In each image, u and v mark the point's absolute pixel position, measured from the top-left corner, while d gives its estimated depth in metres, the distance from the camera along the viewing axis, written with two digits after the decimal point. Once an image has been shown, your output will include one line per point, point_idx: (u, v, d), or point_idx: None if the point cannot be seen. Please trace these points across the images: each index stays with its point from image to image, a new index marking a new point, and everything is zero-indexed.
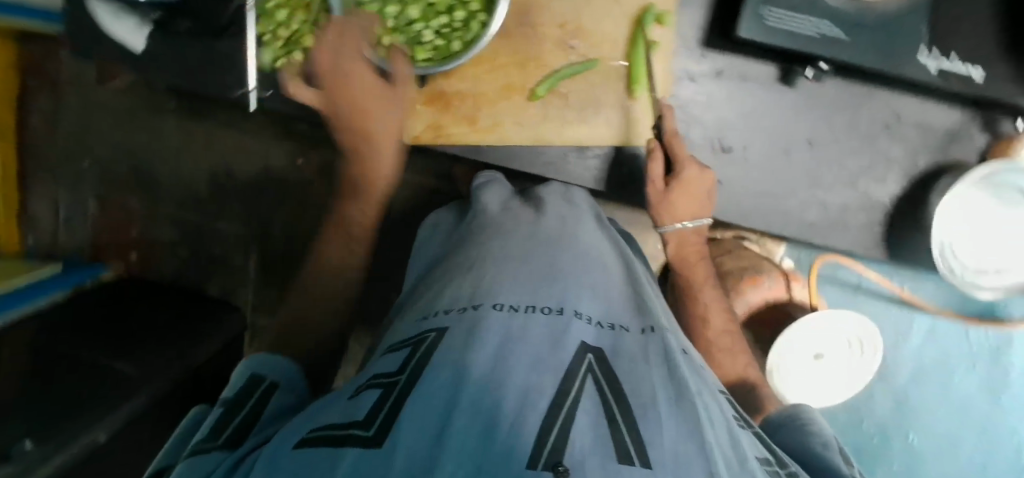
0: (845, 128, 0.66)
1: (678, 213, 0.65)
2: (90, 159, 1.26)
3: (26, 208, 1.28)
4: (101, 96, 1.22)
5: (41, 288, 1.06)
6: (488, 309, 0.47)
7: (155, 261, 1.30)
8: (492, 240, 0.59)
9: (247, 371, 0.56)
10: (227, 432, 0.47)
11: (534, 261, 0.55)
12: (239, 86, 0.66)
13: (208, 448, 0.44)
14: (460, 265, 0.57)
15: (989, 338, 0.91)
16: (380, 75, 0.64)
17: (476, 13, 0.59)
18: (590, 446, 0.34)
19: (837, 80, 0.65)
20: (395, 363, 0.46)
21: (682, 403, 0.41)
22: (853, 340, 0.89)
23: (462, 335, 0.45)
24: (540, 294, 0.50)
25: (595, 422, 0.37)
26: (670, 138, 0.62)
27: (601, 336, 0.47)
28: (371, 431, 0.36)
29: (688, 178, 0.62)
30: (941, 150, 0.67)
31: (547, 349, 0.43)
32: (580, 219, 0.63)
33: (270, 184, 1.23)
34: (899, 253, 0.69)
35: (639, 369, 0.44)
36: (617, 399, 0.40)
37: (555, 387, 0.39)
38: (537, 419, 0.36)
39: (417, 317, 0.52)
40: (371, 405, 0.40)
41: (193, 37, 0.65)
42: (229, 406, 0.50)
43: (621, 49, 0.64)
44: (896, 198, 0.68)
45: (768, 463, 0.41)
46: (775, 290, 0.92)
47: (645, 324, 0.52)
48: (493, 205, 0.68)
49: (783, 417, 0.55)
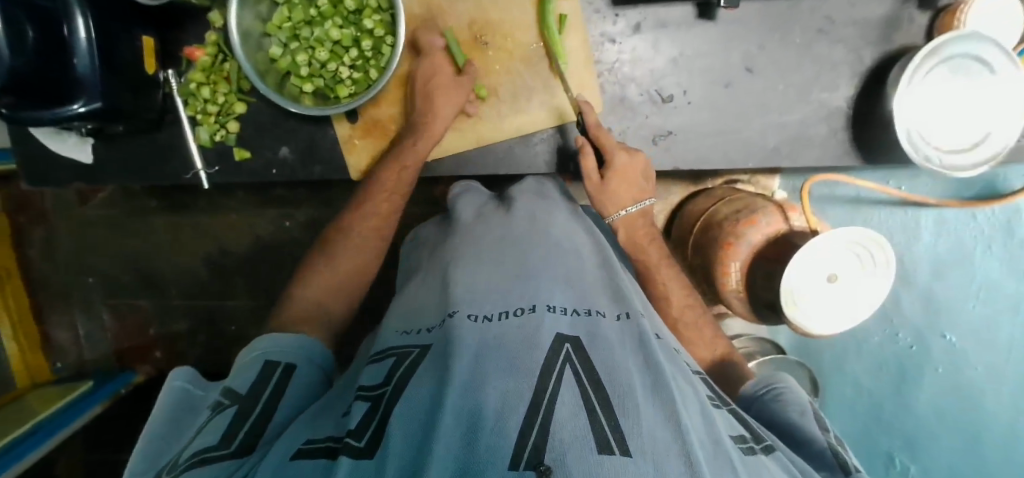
0: (780, 45, 0.65)
1: (621, 199, 0.63)
2: (94, 274, 1.30)
3: (47, 337, 1.32)
4: (90, 213, 1.27)
5: (78, 408, 1.06)
6: (462, 319, 0.45)
7: (177, 354, 1.32)
8: (461, 247, 0.59)
9: (259, 356, 0.52)
10: (239, 434, 0.42)
11: (502, 264, 0.54)
12: (188, 169, 0.70)
13: (216, 455, 0.39)
14: (437, 272, 0.58)
15: (998, 214, 0.85)
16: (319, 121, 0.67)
17: (383, 37, 0.60)
18: (570, 439, 0.33)
19: (756, 1, 0.63)
20: (378, 375, 0.46)
21: (659, 391, 0.39)
22: (864, 257, 0.84)
23: (440, 356, 0.43)
24: (512, 296, 0.48)
25: (575, 413, 0.35)
26: (595, 130, 0.63)
27: (577, 326, 0.45)
28: (363, 441, 0.37)
29: (622, 165, 0.63)
30: (885, 39, 0.64)
31: (521, 351, 0.41)
32: (551, 213, 0.62)
33: (266, 252, 1.25)
34: (872, 153, 0.67)
35: (617, 355, 0.42)
36: (594, 389, 0.38)
37: (533, 388, 0.37)
38: (518, 420, 0.34)
39: (399, 331, 0.52)
40: (362, 415, 0.40)
41: (136, 136, 0.68)
42: (240, 403, 0.45)
43: (534, 31, 0.64)
44: (853, 100, 0.66)
45: (743, 440, 0.40)
46: (774, 224, 0.89)
47: (621, 311, 0.50)
48: (465, 213, 0.67)
49: (753, 386, 0.54)
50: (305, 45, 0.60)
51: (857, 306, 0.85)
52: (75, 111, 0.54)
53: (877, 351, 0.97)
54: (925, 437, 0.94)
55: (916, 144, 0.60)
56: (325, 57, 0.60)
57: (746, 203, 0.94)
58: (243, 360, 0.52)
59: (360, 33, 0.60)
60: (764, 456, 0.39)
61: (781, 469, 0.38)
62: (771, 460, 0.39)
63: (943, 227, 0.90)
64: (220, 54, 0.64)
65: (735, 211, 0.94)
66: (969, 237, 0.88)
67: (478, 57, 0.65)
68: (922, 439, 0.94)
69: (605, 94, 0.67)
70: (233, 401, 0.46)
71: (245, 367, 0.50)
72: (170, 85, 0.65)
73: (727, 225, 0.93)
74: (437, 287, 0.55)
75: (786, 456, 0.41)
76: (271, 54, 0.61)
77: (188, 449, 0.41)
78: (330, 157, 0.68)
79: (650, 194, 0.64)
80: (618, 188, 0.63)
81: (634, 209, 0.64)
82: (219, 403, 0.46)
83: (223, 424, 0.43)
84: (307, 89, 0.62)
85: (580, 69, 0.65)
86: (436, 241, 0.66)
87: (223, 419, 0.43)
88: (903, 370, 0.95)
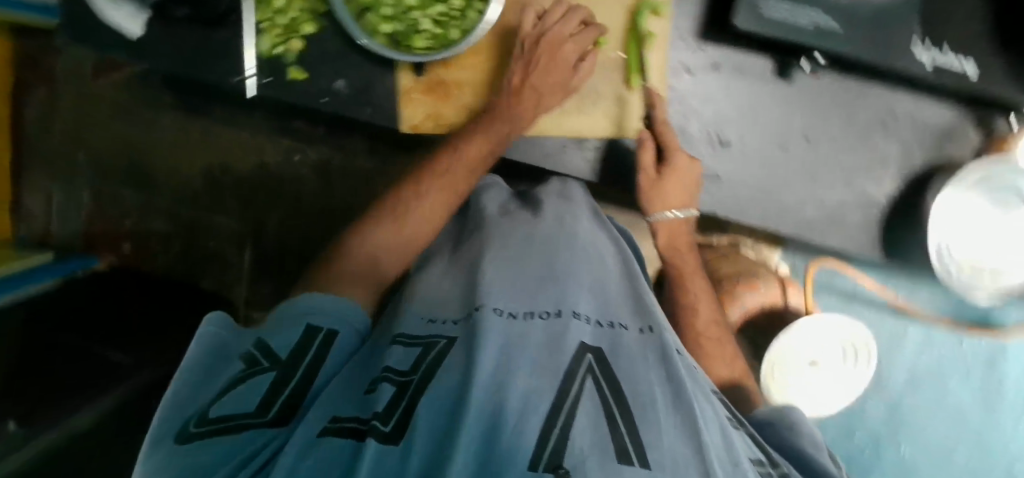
0: (841, 125, 0.67)
1: (669, 201, 0.66)
2: (85, 152, 1.25)
3: (19, 200, 1.26)
4: (99, 90, 1.21)
5: (28, 278, 1.03)
6: (488, 313, 0.45)
7: (147, 254, 1.27)
8: (489, 242, 0.58)
9: (301, 316, 0.51)
10: (277, 401, 0.43)
11: (532, 264, 0.53)
12: (237, 74, 0.67)
13: (253, 423, 0.41)
14: (467, 259, 0.58)
15: (982, 348, 0.91)
16: (383, 65, 0.65)
17: (473, 2, 0.60)
18: (590, 445, 0.34)
19: (830, 75, 0.65)
20: (406, 360, 0.44)
21: (680, 404, 0.40)
22: (849, 348, 0.86)
23: (466, 344, 0.43)
24: (539, 300, 0.49)
25: (595, 422, 0.36)
26: (661, 127, 0.64)
27: (600, 336, 0.46)
28: (389, 426, 0.36)
29: (677, 167, 0.63)
30: (937, 148, 0.67)
31: (544, 353, 0.42)
32: (578, 217, 0.62)
33: (267, 180, 1.22)
34: (895, 251, 0.69)
35: (639, 367, 0.43)
36: (616, 401, 0.39)
37: (555, 390, 0.38)
38: (539, 420, 0.35)
39: (422, 317, 0.51)
40: (389, 397, 0.39)
41: (194, 26, 0.66)
42: (281, 368, 0.46)
43: (620, 42, 0.65)
44: (893, 196, 0.68)
45: (761, 464, 0.42)
46: (771, 295, 0.91)
47: (643, 324, 0.50)
48: (490, 206, 0.67)
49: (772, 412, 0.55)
50: None
51: (833, 398, 0.87)
52: None
53: (833, 443, 0.97)
54: None
55: (941, 254, 0.64)
56: (412, 3, 0.60)
57: (745, 269, 0.93)
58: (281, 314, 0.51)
59: None
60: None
61: None
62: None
63: (927, 340, 0.94)
64: None
65: (737, 272, 0.92)
66: (949, 355, 0.93)
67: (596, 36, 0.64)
68: None
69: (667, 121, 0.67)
70: (273, 363, 0.46)
71: (289, 325, 0.50)
72: None
73: (726, 283, 0.91)
74: (462, 278, 0.55)
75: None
76: None
77: (220, 406, 0.42)
78: (382, 103, 0.66)
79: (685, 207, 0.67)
80: (669, 190, 0.64)
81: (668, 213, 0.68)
82: (255, 361, 0.46)
83: (261, 390, 0.43)
84: (384, 29, 0.61)
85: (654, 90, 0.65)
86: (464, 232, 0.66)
87: (264, 384, 0.44)
88: (852, 467, 0.97)
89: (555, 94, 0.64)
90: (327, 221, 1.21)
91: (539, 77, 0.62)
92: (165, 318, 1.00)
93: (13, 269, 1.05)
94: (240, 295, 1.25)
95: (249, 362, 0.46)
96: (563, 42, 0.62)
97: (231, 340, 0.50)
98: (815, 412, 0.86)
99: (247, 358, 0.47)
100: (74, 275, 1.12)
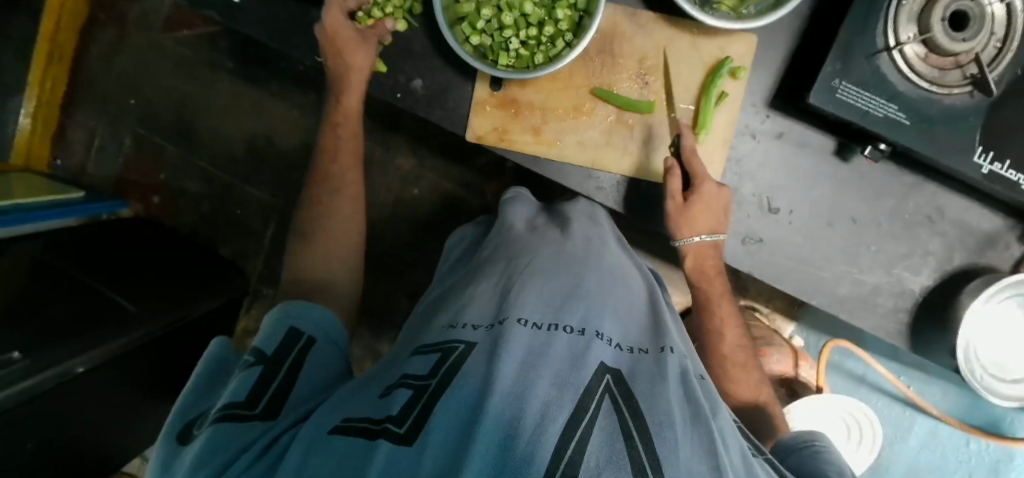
0: (889, 213, 0.68)
1: (696, 226, 0.64)
2: (137, 98, 1.27)
3: (63, 132, 1.28)
4: (163, 42, 1.24)
5: (55, 212, 1.04)
6: (513, 324, 0.45)
7: (174, 209, 1.28)
8: (523, 256, 0.59)
9: (283, 324, 0.57)
10: (262, 398, 0.47)
11: (560, 281, 0.54)
12: (318, 54, 0.70)
13: (243, 411, 0.45)
14: (494, 273, 0.58)
15: (989, 451, 0.91)
16: (461, 73, 0.67)
17: (564, 32, 0.62)
18: (603, 460, 0.33)
19: (890, 165, 0.67)
20: (425, 366, 0.44)
21: (696, 425, 0.39)
22: (850, 422, 0.89)
23: (488, 352, 0.43)
24: (565, 315, 0.49)
25: (609, 439, 0.35)
26: (689, 155, 0.63)
27: (621, 360, 0.45)
28: (404, 428, 0.36)
29: (705, 194, 0.63)
30: (977, 251, 0.68)
31: (566, 367, 0.41)
32: (603, 239, 0.65)
33: (308, 161, 1.23)
34: (920, 344, 0.70)
35: (659, 387, 0.42)
36: (633, 418, 0.37)
37: (574, 404, 0.37)
38: (557, 430, 0.34)
39: (445, 326, 0.51)
40: (404, 402, 0.39)
41: (291, 2, 0.69)
42: (266, 364, 0.51)
43: (692, 94, 0.66)
44: (927, 290, 0.69)
45: None
46: (784, 364, 0.93)
47: (662, 345, 0.49)
48: (517, 223, 0.70)
49: (797, 442, 0.53)
50: (494, 3, 0.62)
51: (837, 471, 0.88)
52: None
53: None
54: None
55: (972, 357, 0.64)
56: (507, 22, 0.62)
57: (766, 333, 0.94)
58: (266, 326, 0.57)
59: (546, 17, 0.62)
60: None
61: None
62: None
63: (932, 436, 0.93)
64: None
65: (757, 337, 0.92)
66: (953, 458, 0.92)
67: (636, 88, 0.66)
68: None
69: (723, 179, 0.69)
70: (258, 360, 0.51)
71: (273, 331, 0.55)
72: None
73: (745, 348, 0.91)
74: (491, 290, 0.55)
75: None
76: None
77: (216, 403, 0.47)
78: (453, 110, 0.69)
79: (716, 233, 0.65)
80: (694, 215, 0.62)
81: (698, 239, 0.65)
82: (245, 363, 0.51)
83: (250, 383, 0.48)
84: (473, 41, 0.63)
85: (716, 147, 0.67)
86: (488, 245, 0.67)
87: (251, 376, 0.49)
88: None
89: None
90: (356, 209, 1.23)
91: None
92: (180, 274, 0.99)
93: (43, 199, 1.06)
94: (256, 265, 1.26)
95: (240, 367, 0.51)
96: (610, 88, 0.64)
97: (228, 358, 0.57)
98: None
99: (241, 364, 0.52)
100: (96, 217, 1.14)
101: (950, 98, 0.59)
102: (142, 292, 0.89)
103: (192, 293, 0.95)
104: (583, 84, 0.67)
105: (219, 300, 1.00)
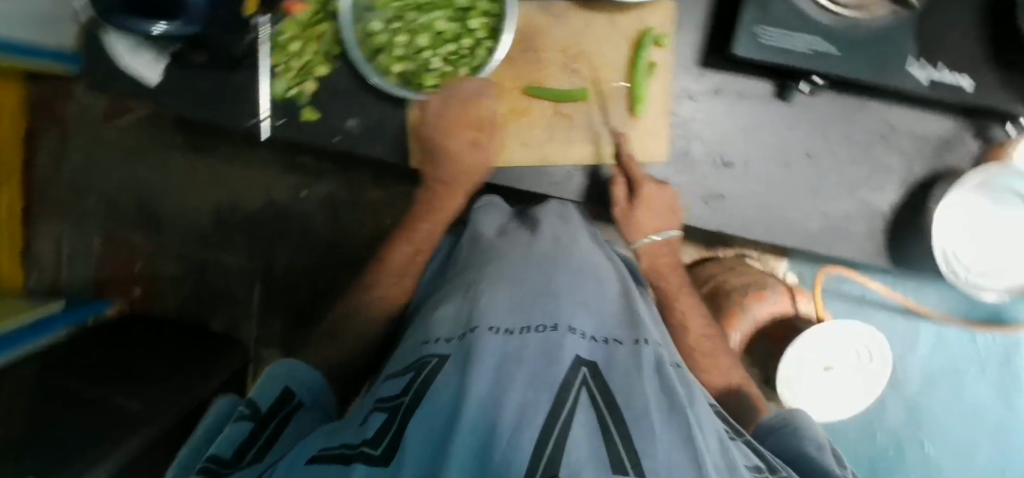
0: (841, 140, 0.69)
1: (644, 227, 0.67)
2: (94, 196, 1.24)
3: (28, 245, 1.24)
4: (105, 134, 1.22)
5: (39, 329, 1.01)
6: (484, 332, 0.46)
7: (157, 297, 1.25)
8: (487, 264, 0.60)
9: (280, 380, 0.54)
10: (249, 453, 0.45)
11: (529, 280, 0.55)
12: (250, 117, 0.69)
13: (227, 467, 0.42)
14: (463, 284, 0.59)
15: (996, 341, 0.92)
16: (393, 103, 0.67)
17: (482, 40, 0.64)
18: (586, 457, 0.33)
19: (833, 93, 0.67)
20: (397, 387, 0.46)
21: (673, 413, 0.40)
22: (867, 353, 0.86)
23: (460, 365, 0.44)
24: (535, 314, 0.49)
25: (590, 435, 0.35)
26: (627, 161, 0.66)
27: (595, 351, 0.46)
28: (378, 450, 0.37)
29: (649, 195, 0.66)
30: (936, 157, 0.69)
31: (543, 364, 0.42)
32: (575, 237, 0.64)
33: (273, 217, 1.22)
34: (902, 259, 0.71)
35: (634, 381, 0.43)
36: (609, 410, 0.39)
37: (552, 401, 0.38)
38: (533, 434, 0.34)
39: (420, 342, 0.53)
40: (377, 426, 0.41)
41: (209, 71, 0.67)
42: (256, 422, 0.48)
43: (622, 71, 0.67)
44: (896, 205, 0.70)
45: (759, 470, 0.40)
46: (782, 304, 0.92)
47: (637, 337, 0.51)
48: (489, 229, 0.70)
49: (776, 421, 0.53)
50: (407, 28, 0.63)
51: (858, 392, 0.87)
52: (154, 29, 0.54)
53: (852, 445, 0.97)
54: None
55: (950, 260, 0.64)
56: (424, 44, 0.63)
57: (755, 278, 0.94)
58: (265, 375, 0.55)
59: (462, 30, 0.64)
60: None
61: None
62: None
63: (939, 341, 0.94)
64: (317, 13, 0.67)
65: (745, 284, 0.92)
66: (963, 356, 0.94)
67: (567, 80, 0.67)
68: None
69: (672, 147, 0.70)
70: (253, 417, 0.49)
71: (266, 385, 0.53)
72: (262, 31, 0.66)
73: (735, 296, 0.92)
74: (460, 303, 0.55)
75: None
76: (370, 28, 0.62)
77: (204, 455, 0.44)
78: (394, 140, 0.69)
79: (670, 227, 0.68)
80: (640, 217, 0.66)
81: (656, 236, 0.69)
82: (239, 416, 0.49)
83: (239, 437, 0.45)
84: (396, 69, 0.63)
85: (659, 117, 0.68)
86: (457, 254, 0.68)
87: (239, 433, 0.46)
88: (876, 473, 0.96)
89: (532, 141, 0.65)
90: (334, 253, 1.21)
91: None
92: (176, 363, 0.97)
93: (25, 317, 1.03)
94: (251, 332, 1.24)
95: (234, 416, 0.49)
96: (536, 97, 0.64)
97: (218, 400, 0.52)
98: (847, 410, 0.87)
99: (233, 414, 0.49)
100: (84, 324, 1.11)
101: (869, 19, 0.58)
102: (143, 388, 0.88)
103: (191, 376, 0.94)
104: (515, 86, 0.67)
105: (220, 380, 0.98)
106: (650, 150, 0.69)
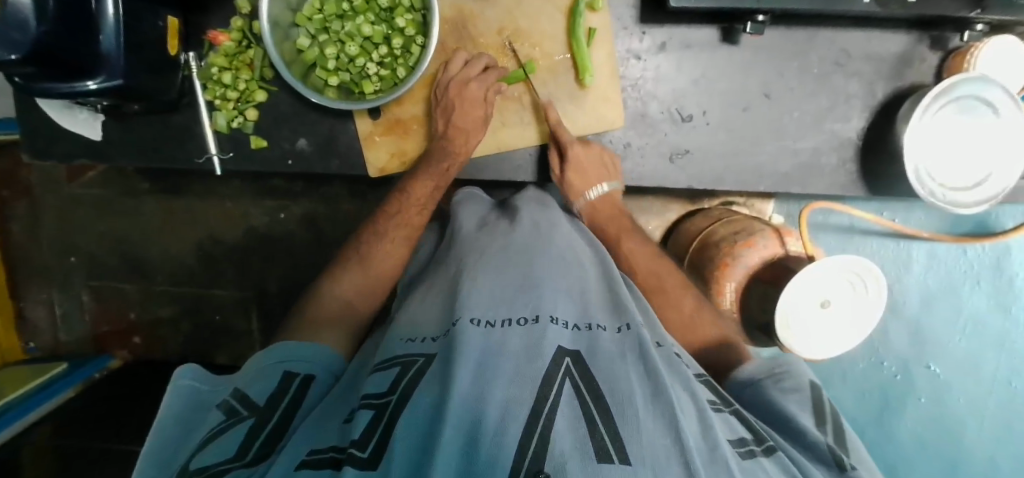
0: (797, 75, 0.67)
1: (579, 190, 0.69)
2: (77, 254, 1.24)
3: (24, 312, 1.25)
4: (76, 191, 1.20)
5: (46, 392, 0.95)
6: (466, 324, 0.44)
7: (157, 342, 1.25)
8: (466, 257, 0.58)
9: (275, 364, 0.51)
10: (254, 446, 0.41)
11: (508, 273, 0.53)
12: (199, 153, 0.72)
13: (229, 468, 0.38)
14: (446, 279, 0.58)
15: (987, 251, 0.91)
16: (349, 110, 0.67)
17: (414, 37, 0.63)
18: (571, 447, 0.33)
19: (779, 29, 0.66)
20: (383, 383, 0.43)
21: (658, 398, 0.38)
22: (856, 281, 0.81)
23: (443, 366, 0.41)
24: (516, 306, 0.48)
25: (574, 424, 0.35)
26: (555, 127, 0.67)
27: (578, 339, 0.45)
28: (366, 452, 0.35)
29: (577, 158, 0.67)
30: (897, 76, 0.67)
31: (521, 361, 0.40)
32: (552, 223, 0.63)
33: (261, 244, 1.18)
34: (877, 184, 0.70)
35: (617, 366, 0.42)
36: (594, 399, 0.38)
37: (533, 398, 0.36)
38: (519, 431, 0.33)
39: (403, 339, 0.51)
40: (366, 425, 0.38)
41: (150, 116, 0.71)
42: (258, 415, 0.44)
43: (563, 42, 0.67)
44: (864, 132, 0.69)
45: (743, 442, 0.40)
46: (772, 248, 0.85)
47: (621, 322, 0.49)
48: (466, 222, 0.66)
49: (756, 373, 0.53)
50: (334, 38, 0.63)
51: (860, 315, 0.82)
52: (88, 87, 0.54)
53: (860, 376, 0.98)
54: (906, 463, 0.96)
55: (921, 178, 0.63)
56: (354, 52, 0.63)
57: (743, 226, 0.89)
58: (257, 366, 0.51)
59: (391, 31, 0.63)
60: (763, 459, 0.39)
61: (779, 471, 0.38)
62: (772, 463, 0.39)
63: (933, 259, 0.94)
64: (244, 39, 0.66)
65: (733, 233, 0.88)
66: (960, 270, 0.93)
67: (506, 64, 0.68)
68: (905, 467, 0.96)
69: (626, 109, 0.70)
70: (250, 412, 0.44)
71: (264, 376, 0.49)
72: (190, 68, 0.67)
73: (723, 246, 0.88)
74: (441, 303, 0.54)
75: (786, 454, 0.42)
76: (299, 45, 0.63)
77: (199, 458, 0.39)
78: (348, 152, 0.71)
79: (608, 181, 0.69)
80: (573, 181, 0.68)
81: (594, 195, 0.69)
82: (235, 412, 0.44)
83: (241, 435, 0.41)
84: (333, 82, 0.64)
85: (607, 82, 0.68)
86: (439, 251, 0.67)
87: (240, 432, 0.42)
88: (886, 396, 0.97)
89: (479, 127, 0.67)
90: (323, 268, 1.17)
91: (457, 117, 0.65)
92: None
93: (27, 387, 0.97)
94: None
95: (228, 414, 0.44)
96: (468, 82, 0.65)
97: (210, 394, 0.48)
98: (854, 337, 0.82)
99: (228, 411, 0.45)
100: (93, 378, 1.07)
101: None
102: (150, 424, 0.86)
103: None
104: (460, 79, 0.66)
105: None
106: (604, 118, 0.69)
